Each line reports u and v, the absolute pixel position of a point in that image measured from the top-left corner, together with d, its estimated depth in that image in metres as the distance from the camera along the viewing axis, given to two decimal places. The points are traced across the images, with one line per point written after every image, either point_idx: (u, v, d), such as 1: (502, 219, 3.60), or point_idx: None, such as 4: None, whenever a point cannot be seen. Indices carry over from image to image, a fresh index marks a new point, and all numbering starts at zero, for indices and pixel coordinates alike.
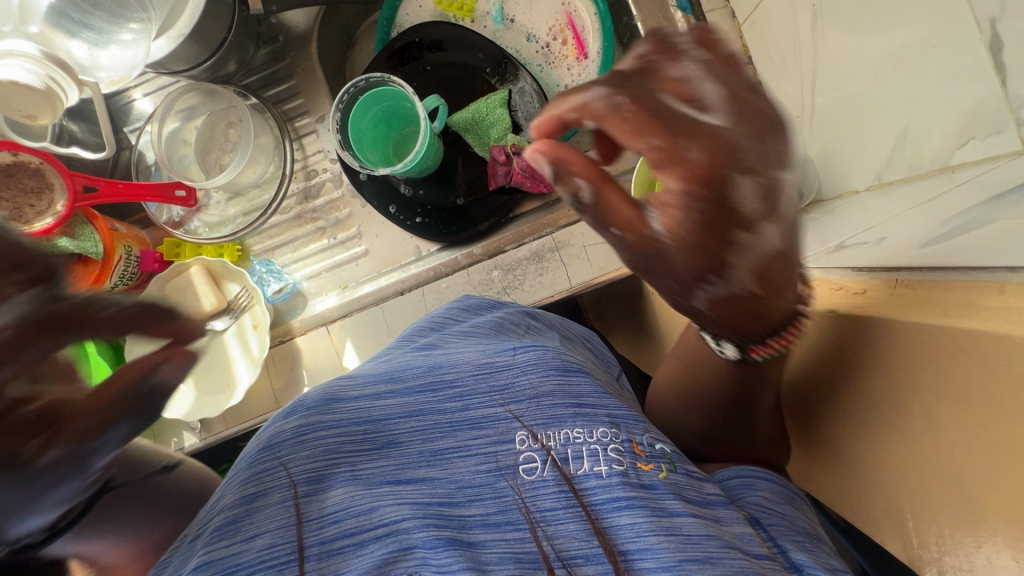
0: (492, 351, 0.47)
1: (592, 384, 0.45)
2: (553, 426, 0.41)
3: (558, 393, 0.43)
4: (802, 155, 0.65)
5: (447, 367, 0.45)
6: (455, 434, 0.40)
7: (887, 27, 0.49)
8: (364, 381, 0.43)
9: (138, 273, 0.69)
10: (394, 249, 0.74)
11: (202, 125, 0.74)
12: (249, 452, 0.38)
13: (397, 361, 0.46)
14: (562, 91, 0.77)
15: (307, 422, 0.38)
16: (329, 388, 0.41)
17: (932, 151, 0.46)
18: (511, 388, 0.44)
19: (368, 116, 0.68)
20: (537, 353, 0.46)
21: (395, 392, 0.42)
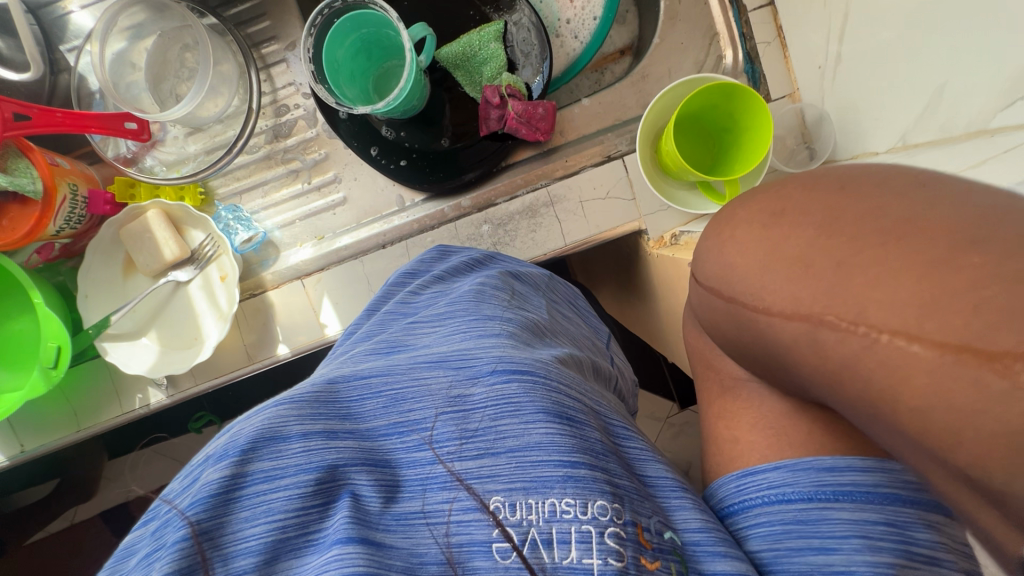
0: (468, 376, 0.40)
1: (591, 437, 0.38)
2: (535, 491, 0.35)
3: (546, 446, 0.36)
4: (818, 110, 0.60)
5: (414, 401, 0.39)
6: (421, 494, 0.35)
7: None
8: (319, 407, 0.37)
9: (86, 216, 0.62)
10: (374, 197, 0.68)
11: (153, 47, 0.65)
12: (183, 502, 0.33)
13: (357, 381, 0.40)
14: (562, 26, 0.70)
15: (246, 473, 0.33)
16: (271, 418, 0.34)
17: (970, 113, 0.42)
18: (487, 434, 0.37)
19: (345, 44, 0.60)
20: (522, 385, 0.38)
21: (354, 433, 0.37)
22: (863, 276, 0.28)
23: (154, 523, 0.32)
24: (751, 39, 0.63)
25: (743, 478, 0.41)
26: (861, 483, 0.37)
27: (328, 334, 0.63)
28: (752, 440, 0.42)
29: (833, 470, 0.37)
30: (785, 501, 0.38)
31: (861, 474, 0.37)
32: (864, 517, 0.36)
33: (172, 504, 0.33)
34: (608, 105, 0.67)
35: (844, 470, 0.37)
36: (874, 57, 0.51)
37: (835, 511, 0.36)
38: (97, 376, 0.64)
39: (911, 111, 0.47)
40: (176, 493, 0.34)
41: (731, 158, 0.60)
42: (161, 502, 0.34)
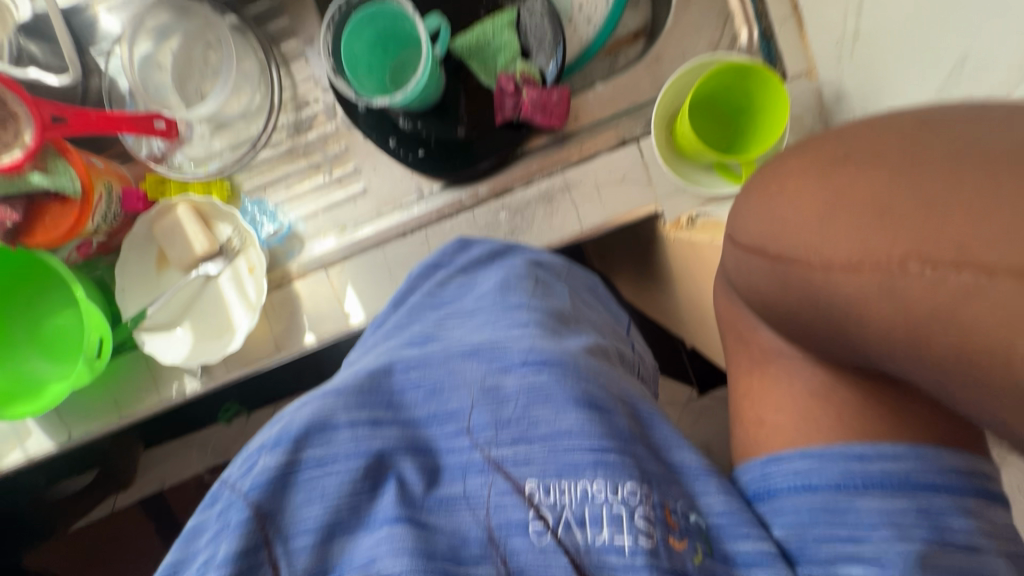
0: (501, 367, 0.42)
1: (619, 424, 0.40)
2: (567, 475, 0.37)
3: (578, 433, 0.38)
4: (836, 87, 0.59)
5: (451, 391, 0.41)
6: (462, 478, 0.38)
7: None
8: (364, 396, 0.39)
9: (121, 213, 0.65)
10: (394, 186, 0.69)
11: (178, 47, 0.67)
12: (243, 486, 0.35)
13: (398, 372, 0.41)
14: (575, 12, 0.70)
15: (302, 459, 0.35)
16: (321, 407, 0.37)
17: (991, 83, 0.41)
18: (521, 422, 0.39)
19: (363, 38, 0.61)
20: (553, 375, 0.40)
21: (397, 421, 0.39)
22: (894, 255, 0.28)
23: (219, 504, 0.35)
24: (767, 17, 0.63)
25: (768, 464, 0.42)
26: (890, 472, 0.38)
27: (352, 322, 0.65)
28: (777, 423, 0.42)
29: (861, 458, 0.39)
30: (811, 488, 0.39)
31: (891, 462, 0.38)
32: (891, 506, 0.37)
33: (230, 486, 0.35)
34: (623, 89, 0.67)
35: (873, 458, 0.38)
36: (893, 31, 0.50)
37: (862, 500, 0.38)
38: (136, 366, 0.67)
39: (932, 84, 0.47)
40: (234, 475, 0.37)
41: (747, 139, 0.59)
42: (220, 485, 0.36)
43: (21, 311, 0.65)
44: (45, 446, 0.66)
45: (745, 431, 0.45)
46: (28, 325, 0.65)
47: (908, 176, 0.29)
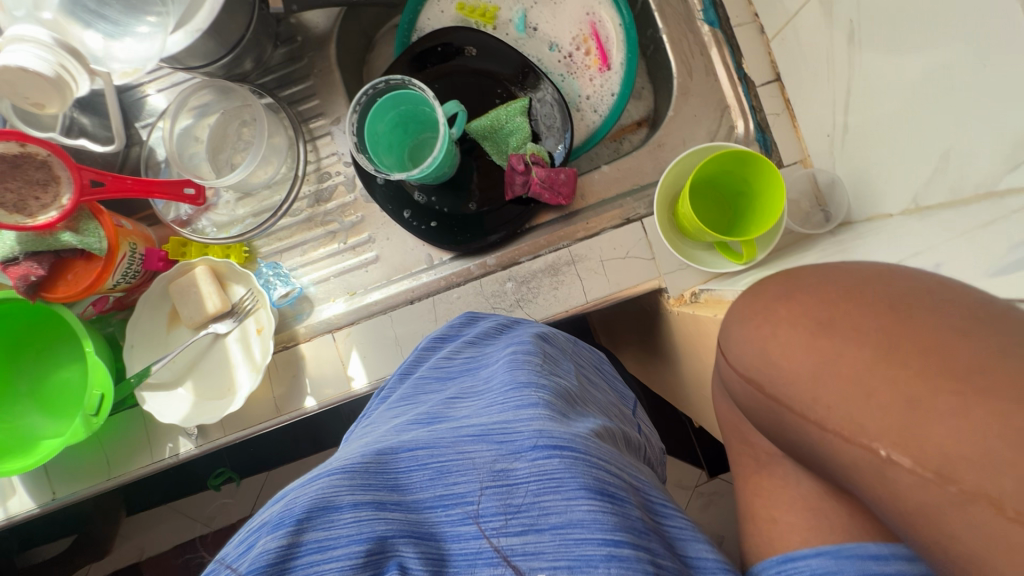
0: (510, 450, 0.40)
1: (633, 516, 0.38)
2: (580, 570, 0.34)
3: (589, 524, 0.36)
4: (830, 175, 0.62)
5: (459, 475, 0.39)
6: (468, 570, 0.35)
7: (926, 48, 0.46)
8: (368, 477, 0.37)
9: (141, 271, 0.67)
10: (405, 255, 0.72)
11: (215, 123, 0.73)
12: (237, 569, 0.33)
13: (404, 453, 0.40)
14: (583, 102, 0.75)
15: (299, 543, 0.33)
16: (325, 487, 0.35)
17: (978, 175, 0.43)
18: (530, 510, 0.37)
19: (385, 119, 0.66)
20: (565, 461, 0.38)
21: (401, 505, 0.37)
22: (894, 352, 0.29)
23: None
24: (761, 110, 0.67)
25: (784, 563, 0.39)
26: (909, 572, 0.35)
27: (354, 387, 0.65)
28: (788, 519, 0.41)
29: (877, 559, 0.36)
30: None
31: (909, 562, 0.35)
32: None
33: (226, 569, 0.33)
34: (627, 171, 0.70)
35: (890, 560, 0.35)
36: (880, 127, 0.53)
37: None
38: (133, 424, 0.67)
39: (921, 175, 0.49)
40: (227, 558, 0.34)
41: (746, 221, 0.62)
42: (215, 566, 0.34)
43: (29, 364, 0.66)
44: (27, 507, 0.64)
45: (757, 517, 0.43)
46: (34, 379, 0.65)
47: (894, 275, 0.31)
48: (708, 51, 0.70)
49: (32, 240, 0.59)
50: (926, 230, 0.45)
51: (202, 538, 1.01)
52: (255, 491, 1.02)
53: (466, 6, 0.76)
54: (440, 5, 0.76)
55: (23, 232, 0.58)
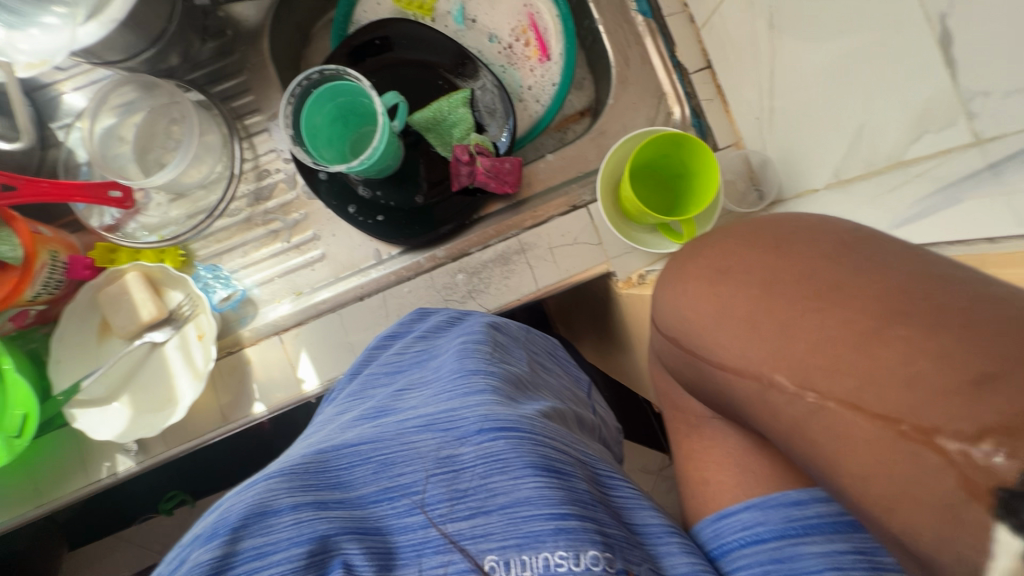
0: (456, 436, 0.39)
1: (580, 489, 0.38)
2: (528, 547, 0.35)
3: (537, 500, 0.36)
4: (761, 156, 0.65)
5: (404, 465, 0.38)
6: (416, 560, 0.35)
7: (835, 34, 0.50)
8: (309, 478, 0.36)
9: (65, 281, 0.63)
10: (352, 252, 0.70)
11: (142, 121, 0.69)
12: None
13: (347, 449, 0.39)
14: (525, 92, 0.76)
15: (236, 551, 0.32)
16: (261, 491, 0.34)
17: (889, 146, 0.46)
18: (478, 492, 0.37)
19: (323, 111, 0.64)
20: (510, 441, 0.38)
21: (345, 502, 0.36)
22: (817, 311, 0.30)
23: None
24: (695, 97, 0.70)
25: (719, 521, 0.40)
26: (827, 514, 0.38)
27: (305, 390, 0.63)
28: (720, 481, 0.42)
29: (798, 503, 0.38)
30: (760, 540, 0.38)
31: (825, 505, 0.38)
32: (835, 549, 0.36)
33: None
34: (571, 160, 0.71)
35: (808, 502, 0.38)
36: (801, 106, 0.56)
37: (806, 545, 0.37)
38: (64, 445, 0.62)
39: (839, 151, 0.52)
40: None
41: (686, 201, 0.64)
42: None
43: None
44: None
45: (691, 481, 0.45)
46: None
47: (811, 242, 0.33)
48: (643, 41, 0.72)
49: None
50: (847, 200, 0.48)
51: (153, 564, 0.95)
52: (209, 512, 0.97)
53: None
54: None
55: None
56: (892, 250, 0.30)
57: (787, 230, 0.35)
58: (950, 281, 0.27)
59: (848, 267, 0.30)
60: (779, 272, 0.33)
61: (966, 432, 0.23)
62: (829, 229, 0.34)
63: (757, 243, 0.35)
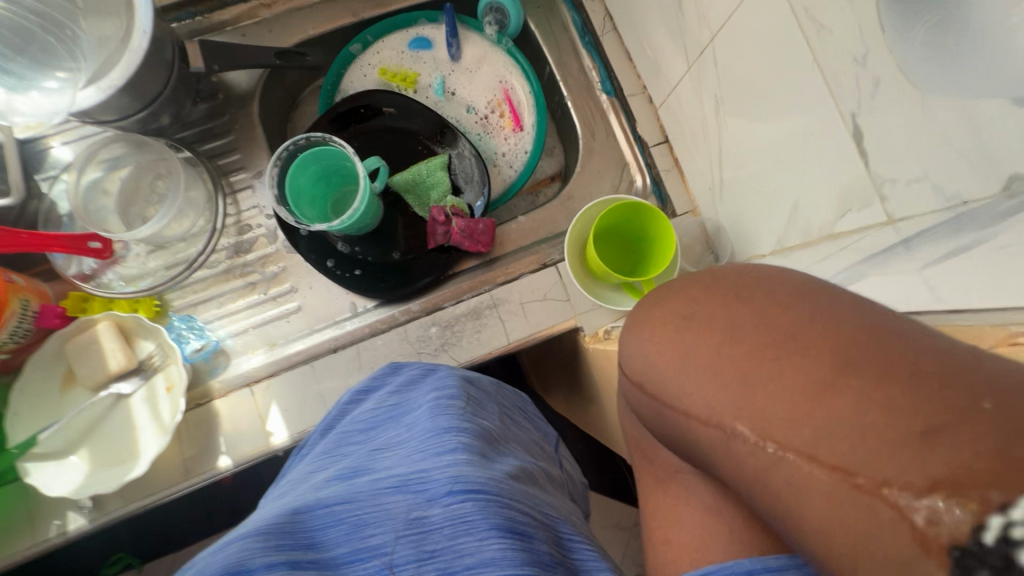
0: (426, 497, 0.41)
1: (542, 553, 0.40)
2: None
3: (501, 562, 0.37)
4: (715, 222, 0.71)
5: (375, 526, 0.39)
6: None
7: (775, 112, 0.54)
8: (280, 538, 0.36)
9: (33, 329, 0.63)
10: (328, 305, 0.72)
11: (127, 176, 0.71)
12: None
13: (320, 510, 0.39)
14: (499, 158, 0.82)
15: None
16: (235, 551, 0.34)
17: (820, 220, 0.52)
18: (444, 554, 0.38)
19: (308, 172, 0.68)
20: (477, 504, 0.40)
21: (314, 564, 0.36)
22: (783, 363, 0.29)
23: None
24: (655, 167, 0.76)
25: None
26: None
27: (273, 442, 0.63)
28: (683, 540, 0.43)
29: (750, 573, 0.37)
30: None
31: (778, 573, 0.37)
32: None
33: None
34: (541, 222, 0.76)
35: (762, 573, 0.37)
36: (746, 179, 0.63)
37: None
38: (13, 501, 0.60)
39: (780, 222, 0.58)
40: None
41: (647, 262, 0.69)
42: None
43: None
44: None
45: (653, 541, 0.46)
46: None
47: (766, 296, 0.33)
48: (607, 116, 0.80)
49: None
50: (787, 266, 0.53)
51: None
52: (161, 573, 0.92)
53: (388, 71, 0.81)
54: (363, 70, 0.81)
55: None
56: (847, 302, 0.30)
57: (745, 282, 0.35)
58: (903, 336, 0.27)
59: (805, 319, 0.30)
60: (736, 318, 0.33)
61: (917, 484, 0.22)
62: (788, 282, 0.34)
63: (720, 293, 0.35)
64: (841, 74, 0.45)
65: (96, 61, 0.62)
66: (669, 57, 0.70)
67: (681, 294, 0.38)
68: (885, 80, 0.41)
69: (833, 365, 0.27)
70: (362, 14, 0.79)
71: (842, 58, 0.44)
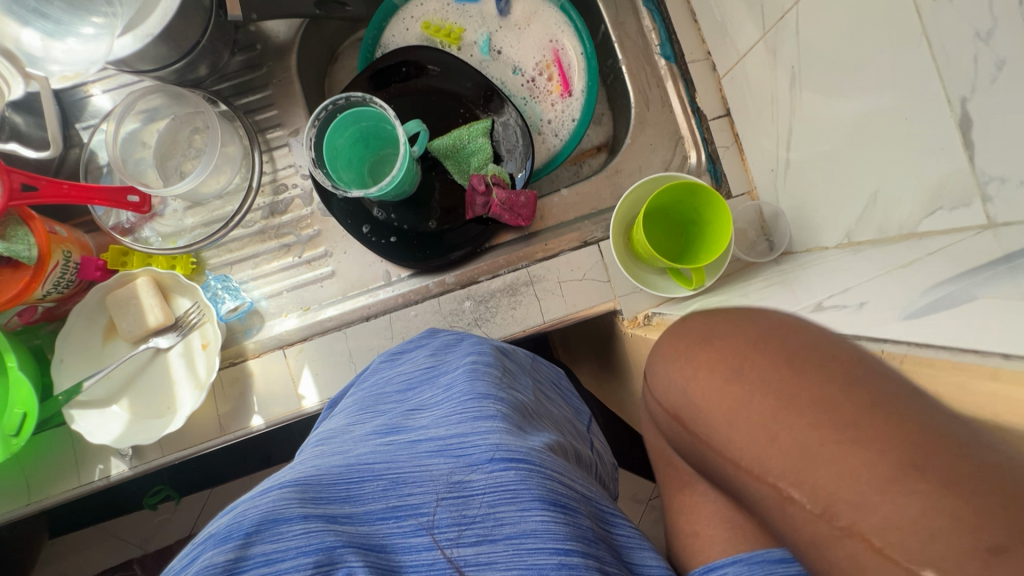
0: (467, 462, 0.40)
1: (582, 526, 0.38)
2: None
3: (542, 534, 0.36)
4: (774, 208, 0.66)
5: (414, 486, 0.38)
6: None
7: (863, 88, 0.48)
8: (319, 490, 0.35)
9: (75, 281, 0.64)
10: (362, 271, 0.70)
11: (165, 128, 0.70)
12: None
13: (358, 466, 0.38)
14: (544, 125, 0.77)
15: (247, 556, 0.31)
16: (275, 500, 0.33)
17: (901, 217, 0.47)
18: (484, 520, 0.37)
19: (345, 134, 0.65)
20: (520, 473, 0.38)
21: (352, 518, 0.35)
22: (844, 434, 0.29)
23: None
24: (712, 143, 0.71)
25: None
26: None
27: (304, 406, 0.63)
28: (709, 534, 0.42)
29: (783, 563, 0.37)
30: None
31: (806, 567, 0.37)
32: None
33: None
34: (586, 196, 0.72)
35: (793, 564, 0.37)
36: (816, 160, 0.57)
37: None
38: (59, 445, 0.63)
39: (851, 214, 0.53)
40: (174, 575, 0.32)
41: (696, 247, 0.65)
42: None
43: None
44: None
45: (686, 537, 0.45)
46: None
47: (827, 363, 0.32)
48: (664, 84, 0.73)
49: None
50: (857, 263, 0.48)
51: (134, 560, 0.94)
52: (195, 510, 0.96)
53: (431, 26, 0.76)
54: (406, 23, 0.76)
55: None
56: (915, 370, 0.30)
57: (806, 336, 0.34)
58: (972, 411, 0.28)
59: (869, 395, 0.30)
60: (787, 380, 0.33)
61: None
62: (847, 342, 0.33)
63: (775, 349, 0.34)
64: (957, 49, 0.39)
65: (134, 4, 0.59)
66: (741, 20, 0.63)
67: (737, 338, 0.37)
68: (1013, 62, 0.35)
69: (893, 444, 0.27)
70: None
71: (961, 29, 0.38)
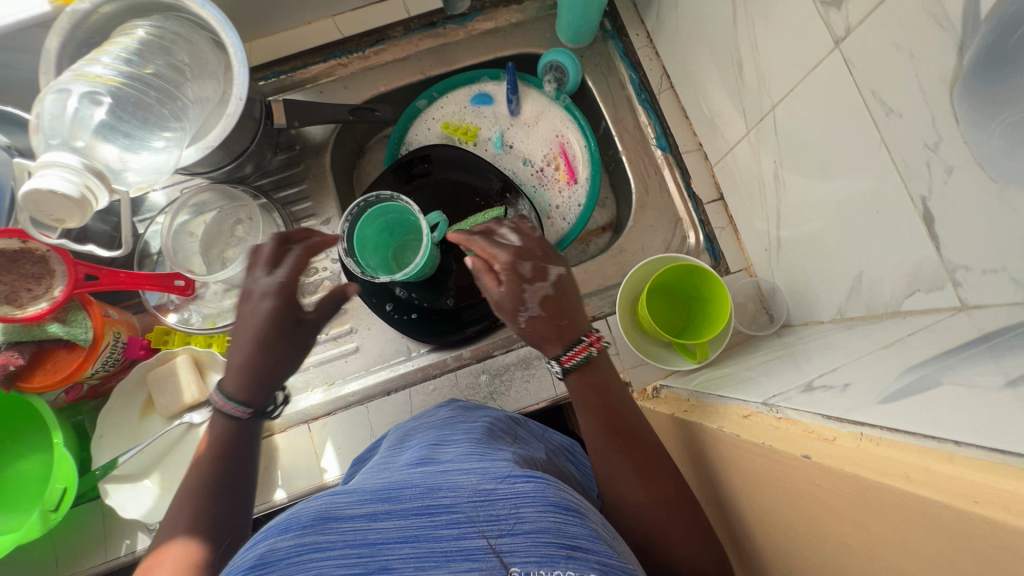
0: (492, 473, 0.37)
1: (585, 527, 0.35)
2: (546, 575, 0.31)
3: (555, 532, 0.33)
4: (771, 284, 0.70)
5: (447, 489, 0.35)
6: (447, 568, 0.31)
7: (836, 184, 0.54)
8: (362, 494, 0.34)
9: (121, 359, 0.69)
10: (384, 347, 0.75)
11: (211, 220, 0.77)
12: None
13: (394, 478, 0.37)
14: (553, 210, 0.84)
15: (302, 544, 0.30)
16: (329, 501, 0.33)
17: (885, 297, 0.51)
18: (507, 519, 0.34)
19: (374, 225, 0.72)
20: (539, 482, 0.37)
21: (392, 512, 0.33)
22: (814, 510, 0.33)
23: None
24: (709, 224, 0.77)
25: None
26: None
27: (326, 479, 0.66)
28: None
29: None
30: None
31: None
32: None
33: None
34: (592, 273, 0.77)
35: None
36: (804, 241, 0.62)
37: None
38: (91, 520, 0.65)
39: (840, 293, 0.57)
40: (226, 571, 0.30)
41: (698, 323, 0.68)
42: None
43: None
44: None
45: None
46: None
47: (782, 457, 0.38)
48: (661, 171, 0.81)
49: (18, 331, 0.61)
50: (849, 339, 0.51)
51: None
52: None
53: (450, 125, 0.86)
54: (428, 124, 0.86)
55: (11, 324, 0.60)
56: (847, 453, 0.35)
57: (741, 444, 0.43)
58: None
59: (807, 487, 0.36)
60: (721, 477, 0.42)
61: None
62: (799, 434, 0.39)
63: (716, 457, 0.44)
64: (911, 155, 0.44)
65: (197, 121, 0.71)
66: (728, 118, 0.70)
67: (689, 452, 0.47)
68: (959, 169, 0.40)
69: None
70: (430, 72, 0.84)
71: (912, 139, 0.44)
